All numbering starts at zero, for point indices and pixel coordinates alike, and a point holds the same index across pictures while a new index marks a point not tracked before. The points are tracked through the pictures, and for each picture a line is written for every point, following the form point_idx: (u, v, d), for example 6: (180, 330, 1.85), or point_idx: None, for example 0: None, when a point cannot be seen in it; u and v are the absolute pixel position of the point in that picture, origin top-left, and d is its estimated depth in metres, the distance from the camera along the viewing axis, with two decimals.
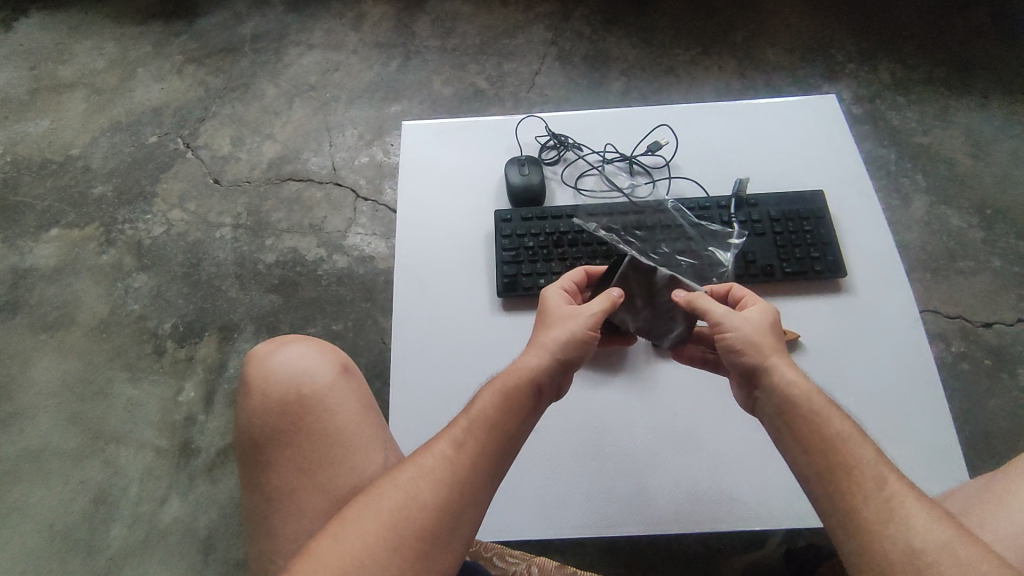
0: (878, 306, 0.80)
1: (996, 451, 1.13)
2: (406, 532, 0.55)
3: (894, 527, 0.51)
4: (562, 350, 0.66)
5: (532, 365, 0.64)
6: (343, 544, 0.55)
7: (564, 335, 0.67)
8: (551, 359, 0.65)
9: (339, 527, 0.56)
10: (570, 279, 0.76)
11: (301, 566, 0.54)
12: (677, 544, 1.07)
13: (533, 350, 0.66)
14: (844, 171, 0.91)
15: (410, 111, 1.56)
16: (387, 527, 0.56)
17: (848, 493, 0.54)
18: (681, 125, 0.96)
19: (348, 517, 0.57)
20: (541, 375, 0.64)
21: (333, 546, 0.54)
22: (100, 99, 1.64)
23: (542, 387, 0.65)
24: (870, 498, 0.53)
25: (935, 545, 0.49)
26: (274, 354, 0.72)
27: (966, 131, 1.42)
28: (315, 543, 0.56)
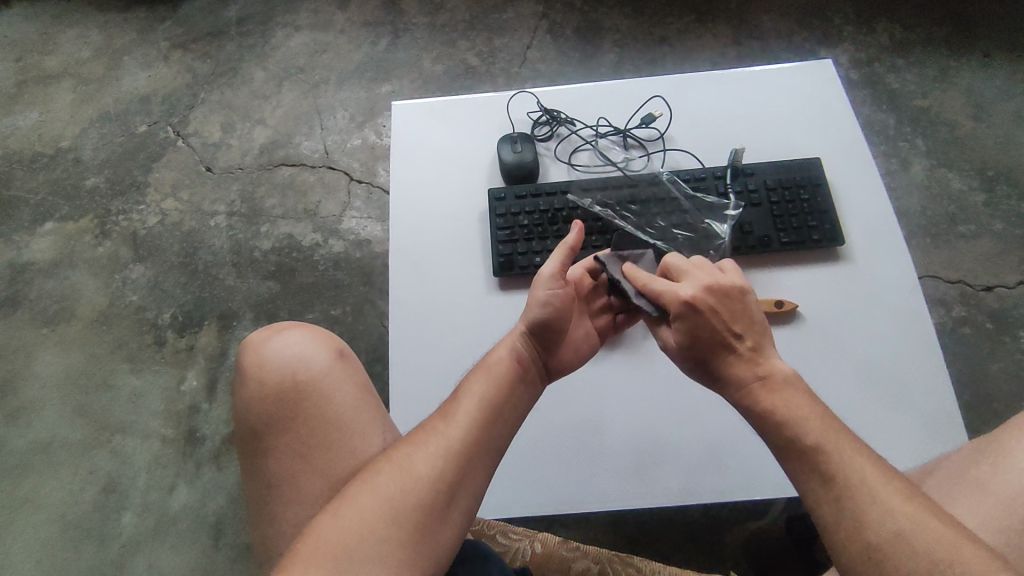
0: (877, 273, 0.80)
1: (996, 413, 1.14)
2: (403, 506, 0.56)
3: (854, 527, 0.51)
4: (529, 322, 0.67)
5: (507, 344, 0.67)
6: (340, 524, 0.55)
7: (528, 308, 0.68)
8: (520, 335, 0.67)
9: (338, 505, 0.57)
10: (571, 277, 0.74)
11: (298, 547, 0.54)
12: (681, 516, 1.08)
13: (511, 331, 0.69)
14: (841, 138, 0.89)
15: (401, 91, 1.54)
16: (383, 505, 0.56)
17: (815, 489, 0.54)
18: (675, 96, 0.94)
19: (346, 497, 0.57)
20: (519, 348, 0.66)
21: (333, 524, 0.55)
22: (87, 89, 1.62)
23: (523, 360, 0.66)
24: (826, 494, 0.53)
25: (889, 539, 0.49)
26: (268, 342, 0.72)
27: (967, 92, 1.40)
28: (312, 523, 0.56)
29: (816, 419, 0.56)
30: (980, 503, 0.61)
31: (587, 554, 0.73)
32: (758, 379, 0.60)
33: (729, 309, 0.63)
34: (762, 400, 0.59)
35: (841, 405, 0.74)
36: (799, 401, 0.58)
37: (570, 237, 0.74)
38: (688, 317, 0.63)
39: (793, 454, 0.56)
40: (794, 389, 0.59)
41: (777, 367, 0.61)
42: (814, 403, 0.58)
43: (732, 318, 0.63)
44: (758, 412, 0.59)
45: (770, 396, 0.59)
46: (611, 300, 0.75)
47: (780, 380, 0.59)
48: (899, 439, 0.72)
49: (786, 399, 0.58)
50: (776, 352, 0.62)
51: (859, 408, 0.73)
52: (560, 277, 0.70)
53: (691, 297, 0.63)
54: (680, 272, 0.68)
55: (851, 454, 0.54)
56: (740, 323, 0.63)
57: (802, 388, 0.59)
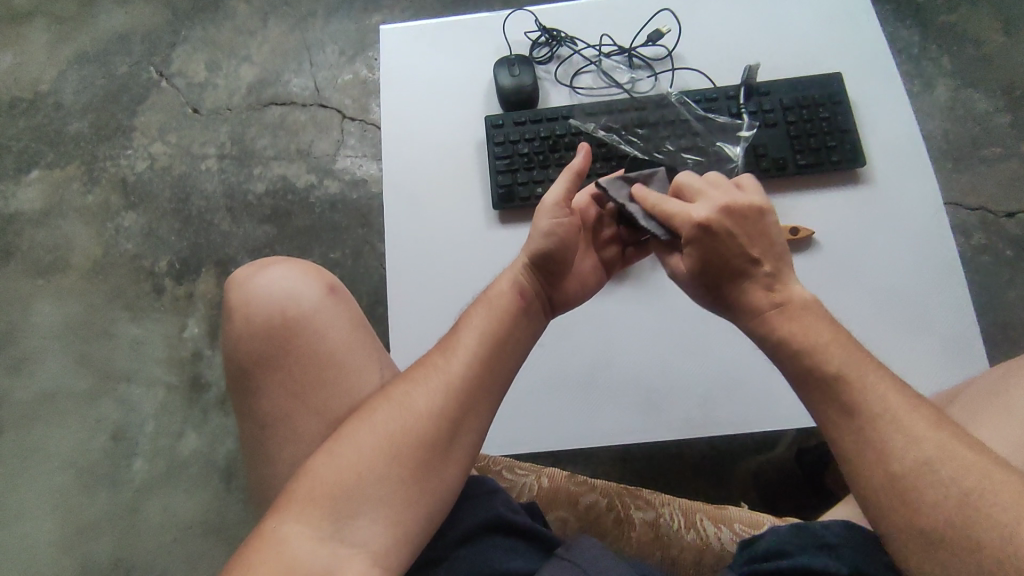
0: (899, 194, 0.75)
1: (1013, 341, 1.11)
2: (404, 442, 0.54)
3: (876, 456, 0.48)
4: (532, 255, 0.64)
5: (509, 278, 0.64)
6: (341, 460, 0.53)
7: (531, 239, 0.64)
8: (522, 268, 0.64)
9: (335, 442, 0.55)
10: (576, 204, 0.69)
11: (299, 484, 0.53)
12: (689, 450, 1.08)
13: (514, 263, 0.65)
14: (864, 51, 0.83)
15: (392, 20, 1.45)
16: (385, 440, 0.54)
17: (834, 417, 0.52)
18: (685, 10, 0.87)
19: (345, 432, 0.55)
20: (521, 281, 0.63)
21: (331, 461, 0.53)
22: (62, 28, 1.54)
23: (525, 294, 0.63)
24: (846, 423, 0.51)
25: (916, 466, 0.47)
26: (255, 279, 0.69)
27: (998, 4, 1.30)
28: (311, 460, 0.54)
29: (837, 349, 0.53)
30: (1003, 428, 0.59)
31: (594, 488, 0.73)
32: (774, 305, 0.57)
33: (747, 232, 0.59)
34: (777, 327, 0.56)
35: (857, 333, 0.71)
36: (819, 327, 0.55)
37: (578, 160, 0.68)
38: (700, 241, 0.59)
39: (812, 382, 0.53)
40: (813, 315, 0.56)
41: (796, 293, 0.57)
42: (836, 332, 0.55)
43: (750, 241, 0.59)
44: (771, 343, 0.56)
45: (788, 323, 0.56)
46: (619, 230, 0.72)
47: (799, 307, 0.56)
48: (917, 366, 0.69)
49: (804, 325, 0.55)
50: (795, 279, 0.59)
51: (876, 336, 0.71)
52: (566, 205, 0.65)
53: (705, 220, 0.59)
54: (694, 191, 0.63)
55: (875, 383, 0.51)
56: (758, 245, 0.59)
57: (823, 314, 0.56)
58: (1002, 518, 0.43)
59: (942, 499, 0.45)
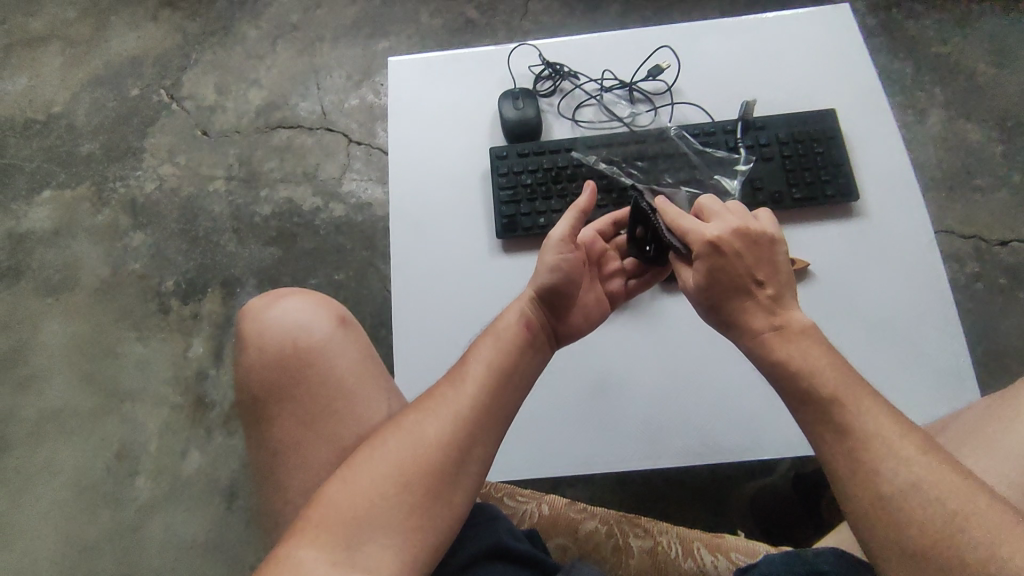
0: (892, 227, 0.78)
1: (1008, 369, 1.13)
2: (413, 470, 0.55)
3: (866, 476, 0.50)
4: (539, 288, 0.66)
5: (516, 309, 0.66)
6: (353, 488, 0.55)
7: (537, 273, 0.67)
8: (529, 300, 0.66)
9: (347, 471, 0.56)
10: (582, 238, 0.73)
11: (312, 513, 0.54)
12: (687, 475, 1.09)
13: (521, 295, 0.67)
14: (857, 87, 0.85)
15: (398, 47, 1.49)
16: (395, 469, 0.56)
17: (827, 439, 0.53)
18: (684, 46, 0.90)
19: (356, 461, 0.57)
20: (528, 313, 0.65)
21: (344, 489, 0.55)
22: (76, 52, 1.58)
23: (531, 324, 0.65)
24: (839, 443, 0.52)
25: (903, 489, 0.48)
26: (267, 310, 0.71)
27: (989, 38, 1.34)
28: (324, 488, 0.56)
29: (833, 371, 0.54)
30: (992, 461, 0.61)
31: (594, 515, 0.74)
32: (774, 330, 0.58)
33: (755, 255, 0.61)
34: (776, 350, 0.57)
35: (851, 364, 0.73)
36: (814, 351, 0.56)
37: (583, 198, 0.72)
38: (709, 258, 0.62)
39: (806, 401, 0.54)
40: (810, 338, 0.57)
41: (796, 317, 0.58)
42: (831, 354, 0.56)
43: (756, 264, 0.61)
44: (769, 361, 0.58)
45: (785, 346, 0.57)
46: (624, 264, 0.75)
47: (798, 331, 0.57)
48: (910, 396, 0.71)
49: (801, 350, 0.56)
50: (797, 303, 0.60)
51: (870, 367, 0.72)
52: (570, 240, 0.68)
53: (716, 238, 0.61)
54: (712, 213, 0.66)
55: (869, 406, 0.52)
56: (763, 269, 0.61)
57: (820, 338, 0.57)
58: (980, 543, 0.45)
59: (927, 522, 0.47)
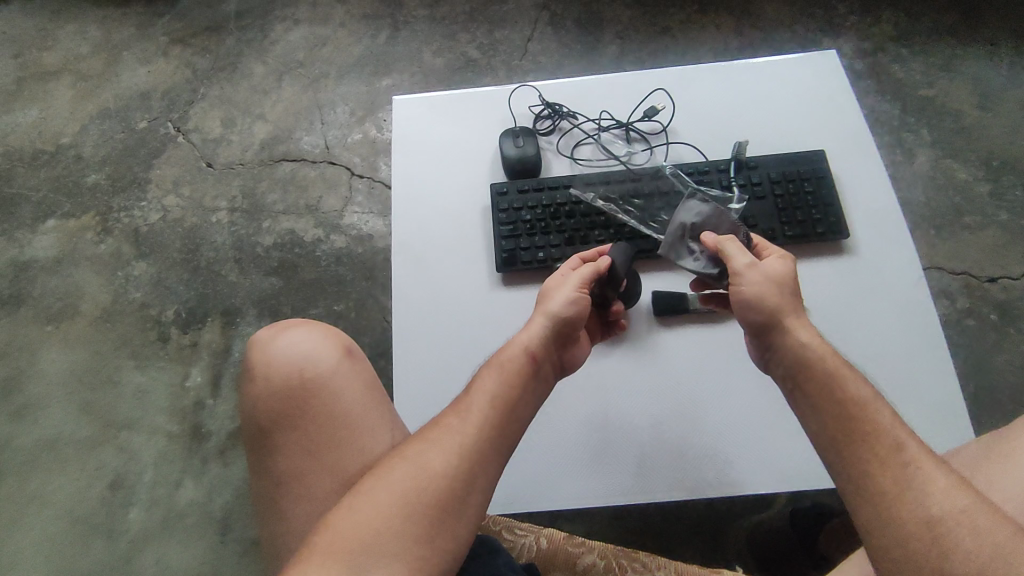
0: (883, 265, 0.80)
1: (1001, 405, 1.14)
2: (419, 500, 0.56)
3: (911, 501, 0.49)
4: (554, 319, 0.67)
5: (525, 338, 0.65)
6: (360, 516, 0.55)
7: (556, 306, 0.67)
8: (545, 329, 0.66)
9: (354, 498, 0.57)
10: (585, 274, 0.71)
11: (318, 539, 0.55)
12: (685, 509, 1.08)
13: (530, 324, 0.67)
14: (846, 130, 0.88)
15: (401, 85, 1.53)
16: (400, 499, 0.56)
17: (870, 464, 0.52)
18: (678, 88, 0.94)
19: (362, 490, 0.57)
20: (535, 344, 0.65)
21: (350, 518, 0.55)
22: (86, 85, 1.62)
23: (538, 357, 0.65)
24: (888, 466, 0.51)
25: (952, 514, 0.47)
26: (275, 340, 0.72)
27: (972, 82, 1.39)
28: (330, 516, 0.56)
29: (874, 401, 0.55)
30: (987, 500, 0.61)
31: (592, 549, 0.73)
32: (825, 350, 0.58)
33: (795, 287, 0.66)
34: (821, 364, 0.57)
35: None
36: (852, 380, 0.56)
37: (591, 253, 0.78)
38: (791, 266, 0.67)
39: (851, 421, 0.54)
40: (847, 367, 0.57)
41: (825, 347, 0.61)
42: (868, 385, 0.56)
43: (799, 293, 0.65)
44: (810, 382, 0.57)
45: (825, 365, 0.57)
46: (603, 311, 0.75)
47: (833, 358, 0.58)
48: None
49: (839, 372, 0.57)
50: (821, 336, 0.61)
51: None
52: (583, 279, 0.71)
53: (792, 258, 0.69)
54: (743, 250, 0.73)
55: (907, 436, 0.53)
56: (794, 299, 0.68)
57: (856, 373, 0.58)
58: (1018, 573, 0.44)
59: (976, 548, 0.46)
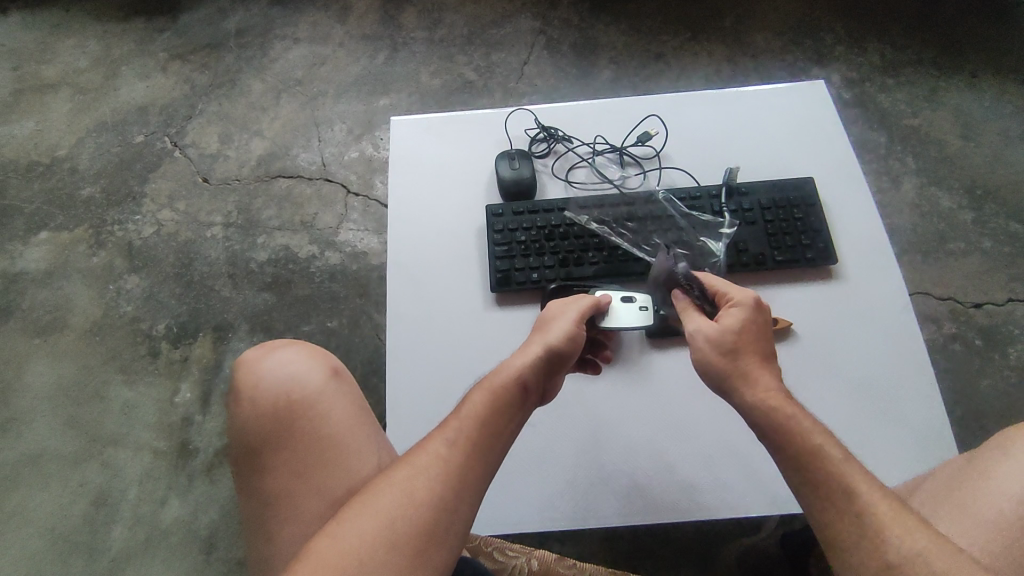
0: (870, 291, 0.81)
1: (986, 429, 1.16)
2: (405, 529, 0.56)
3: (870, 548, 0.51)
4: (548, 350, 0.66)
5: (519, 365, 0.64)
6: (346, 545, 0.55)
7: (550, 339, 0.67)
8: (538, 358, 0.65)
9: (340, 525, 0.57)
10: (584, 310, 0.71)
11: (302, 566, 0.54)
12: (675, 532, 1.08)
13: (525, 351, 0.66)
14: (835, 158, 0.91)
15: (398, 104, 1.55)
16: (388, 527, 0.56)
17: (833, 504, 0.54)
18: (671, 114, 0.96)
19: (349, 517, 0.57)
20: (528, 373, 0.64)
21: (335, 545, 0.55)
22: (84, 99, 1.62)
23: (528, 386, 0.64)
24: (845, 512, 0.53)
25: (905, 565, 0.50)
26: (263, 361, 0.72)
27: (956, 112, 1.42)
28: (315, 542, 0.56)
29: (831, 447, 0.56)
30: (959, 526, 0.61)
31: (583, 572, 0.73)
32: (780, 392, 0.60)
33: (755, 332, 0.64)
34: (786, 407, 0.58)
35: (835, 425, 0.74)
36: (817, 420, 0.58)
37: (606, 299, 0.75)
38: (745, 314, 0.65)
39: (812, 471, 0.55)
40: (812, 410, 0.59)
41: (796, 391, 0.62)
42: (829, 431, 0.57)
43: (758, 340, 0.64)
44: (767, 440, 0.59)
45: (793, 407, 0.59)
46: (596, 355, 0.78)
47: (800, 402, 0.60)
48: (889, 458, 0.73)
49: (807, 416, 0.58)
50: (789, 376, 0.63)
51: (852, 429, 0.74)
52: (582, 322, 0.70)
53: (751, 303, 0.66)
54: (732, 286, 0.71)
55: (868, 480, 0.54)
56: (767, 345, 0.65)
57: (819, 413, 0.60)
58: None
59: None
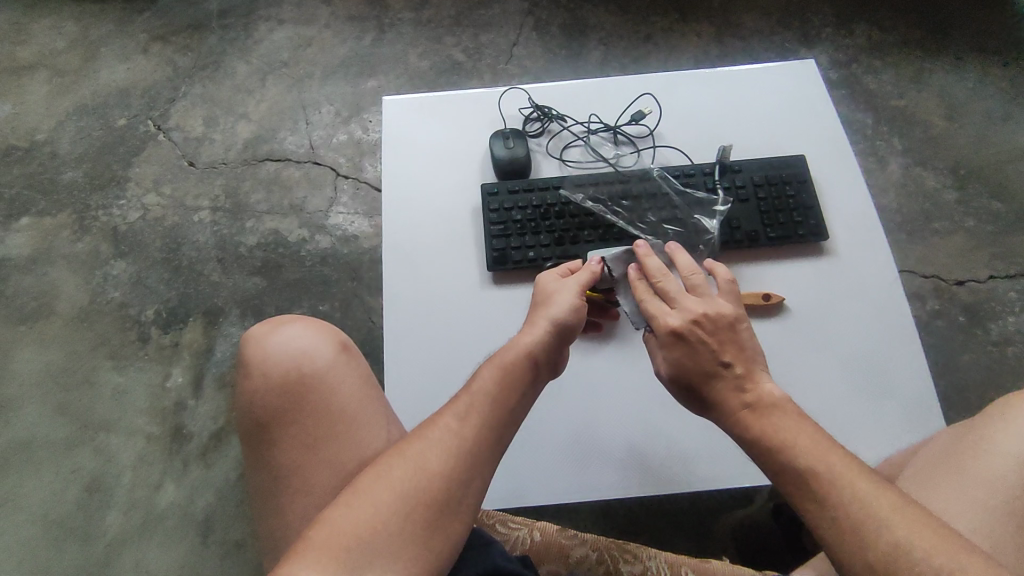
0: (861, 266, 0.83)
1: (968, 402, 1.19)
2: (416, 501, 0.56)
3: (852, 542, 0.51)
4: (556, 325, 0.67)
5: (527, 342, 0.66)
6: (357, 514, 0.55)
7: (556, 314, 0.68)
8: (546, 334, 0.66)
9: (351, 496, 0.57)
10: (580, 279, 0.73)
11: (314, 534, 0.54)
12: (669, 505, 1.10)
13: (532, 327, 0.67)
14: (825, 137, 0.92)
15: (387, 86, 1.53)
16: (400, 498, 0.56)
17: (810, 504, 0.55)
18: (664, 93, 0.96)
19: (361, 488, 0.57)
20: (537, 349, 0.66)
21: (347, 515, 0.55)
22: (63, 81, 1.58)
23: (538, 362, 0.66)
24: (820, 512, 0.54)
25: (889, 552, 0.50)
26: (270, 335, 0.72)
27: (940, 94, 1.44)
28: (327, 511, 0.56)
29: (799, 441, 0.57)
30: (959, 486, 0.61)
31: (584, 541, 0.75)
32: (743, 410, 0.61)
33: (718, 338, 0.64)
34: (749, 427, 0.60)
35: (827, 397, 0.76)
36: (786, 423, 0.59)
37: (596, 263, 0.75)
38: (689, 337, 0.65)
39: (783, 474, 0.57)
40: (780, 412, 0.60)
41: (766, 392, 0.61)
42: (802, 430, 0.58)
43: (721, 347, 0.64)
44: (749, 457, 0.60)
45: (758, 423, 0.60)
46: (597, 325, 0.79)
47: (768, 405, 0.60)
48: (879, 427, 0.75)
49: (775, 424, 0.59)
50: (766, 375, 0.63)
51: (844, 400, 0.76)
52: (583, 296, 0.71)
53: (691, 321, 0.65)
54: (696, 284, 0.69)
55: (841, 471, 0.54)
56: (730, 351, 0.64)
57: (791, 410, 0.60)
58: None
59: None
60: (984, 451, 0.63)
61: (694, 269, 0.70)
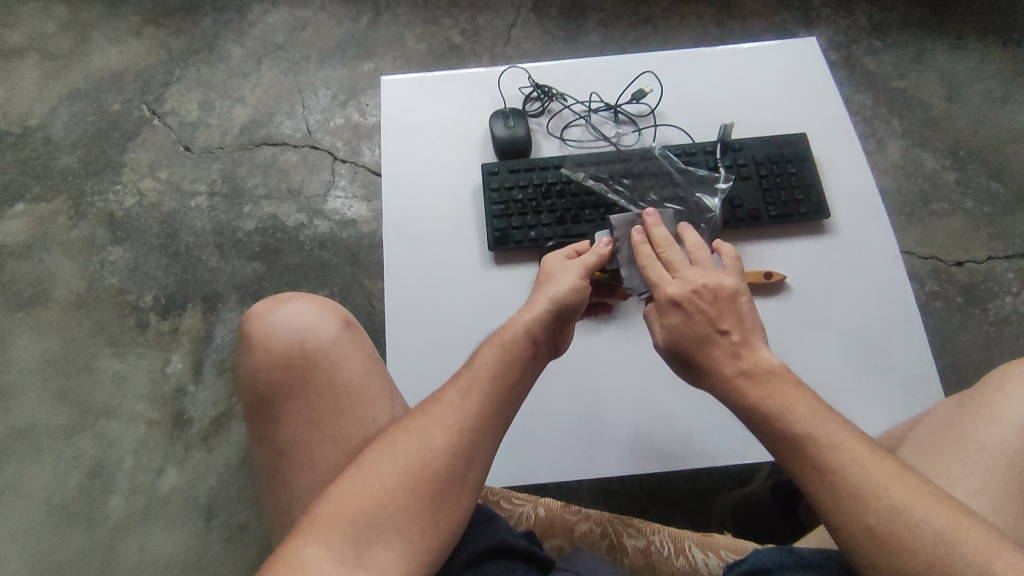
0: (862, 243, 0.83)
1: (966, 381, 1.20)
2: (419, 473, 0.57)
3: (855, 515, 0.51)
4: (557, 303, 0.67)
5: (527, 320, 0.65)
6: (363, 488, 0.56)
7: (557, 292, 0.68)
8: (547, 312, 0.66)
9: (355, 471, 0.57)
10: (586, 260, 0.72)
11: (320, 509, 0.55)
12: (670, 485, 1.11)
13: (533, 305, 0.67)
14: (827, 115, 0.91)
15: (384, 70, 1.52)
16: (405, 472, 0.56)
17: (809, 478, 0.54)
18: (665, 71, 0.95)
19: (365, 463, 0.57)
20: (537, 327, 0.65)
21: (352, 489, 0.56)
22: (55, 66, 1.56)
23: (539, 340, 0.66)
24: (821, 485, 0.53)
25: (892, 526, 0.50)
26: (273, 312, 0.71)
27: (940, 74, 1.44)
28: (332, 486, 0.56)
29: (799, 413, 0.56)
30: (960, 453, 0.62)
31: (589, 516, 0.75)
32: (737, 374, 0.60)
33: (717, 308, 0.63)
34: (744, 394, 0.59)
35: (828, 374, 0.76)
36: (784, 392, 0.58)
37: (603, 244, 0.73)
38: (687, 305, 0.64)
39: (783, 444, 0.56)
40: (777, 379, 0.59)
41: (763, 359, 0.60)
42: (800, 399, 0.57)
43: (719, 315, 0.63)
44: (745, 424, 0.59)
45: (753, 390, 0.59)
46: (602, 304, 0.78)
47: (765, 372, 0.59)
48: (879, 403, 0.75)
49: (772, 392, 0.58)
50: (764, 344, 0.62)
51: (845, 377, 0.76)
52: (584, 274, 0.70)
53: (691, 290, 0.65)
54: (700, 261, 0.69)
55: (844, 444, 0.54)
56: (727, 320, 0.63)
57: (789, 378, 0.59)
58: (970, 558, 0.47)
59: (923, 553, 0.48)
60: (985, 418, 0.63)
61: (700, 247, 0.70)
